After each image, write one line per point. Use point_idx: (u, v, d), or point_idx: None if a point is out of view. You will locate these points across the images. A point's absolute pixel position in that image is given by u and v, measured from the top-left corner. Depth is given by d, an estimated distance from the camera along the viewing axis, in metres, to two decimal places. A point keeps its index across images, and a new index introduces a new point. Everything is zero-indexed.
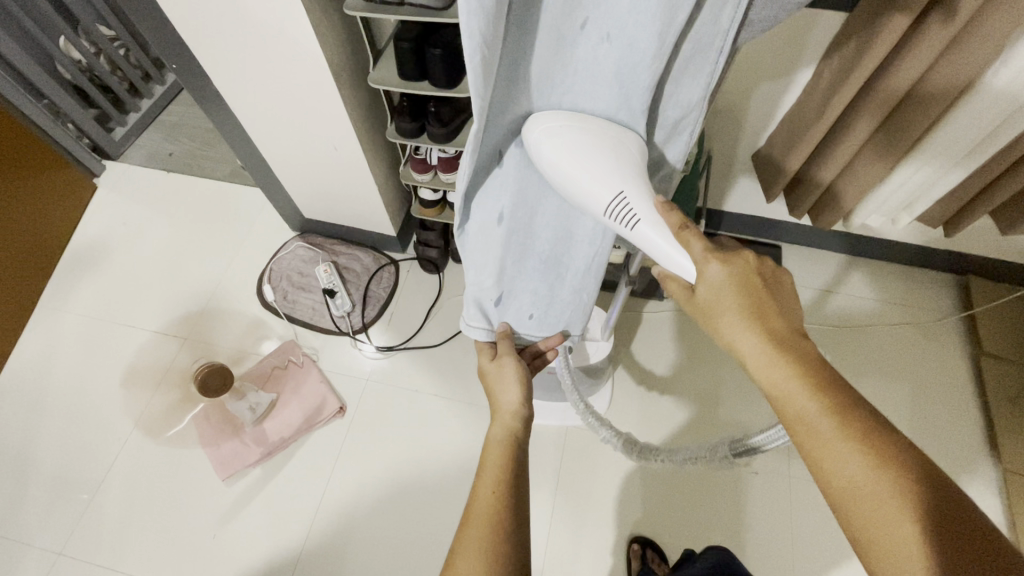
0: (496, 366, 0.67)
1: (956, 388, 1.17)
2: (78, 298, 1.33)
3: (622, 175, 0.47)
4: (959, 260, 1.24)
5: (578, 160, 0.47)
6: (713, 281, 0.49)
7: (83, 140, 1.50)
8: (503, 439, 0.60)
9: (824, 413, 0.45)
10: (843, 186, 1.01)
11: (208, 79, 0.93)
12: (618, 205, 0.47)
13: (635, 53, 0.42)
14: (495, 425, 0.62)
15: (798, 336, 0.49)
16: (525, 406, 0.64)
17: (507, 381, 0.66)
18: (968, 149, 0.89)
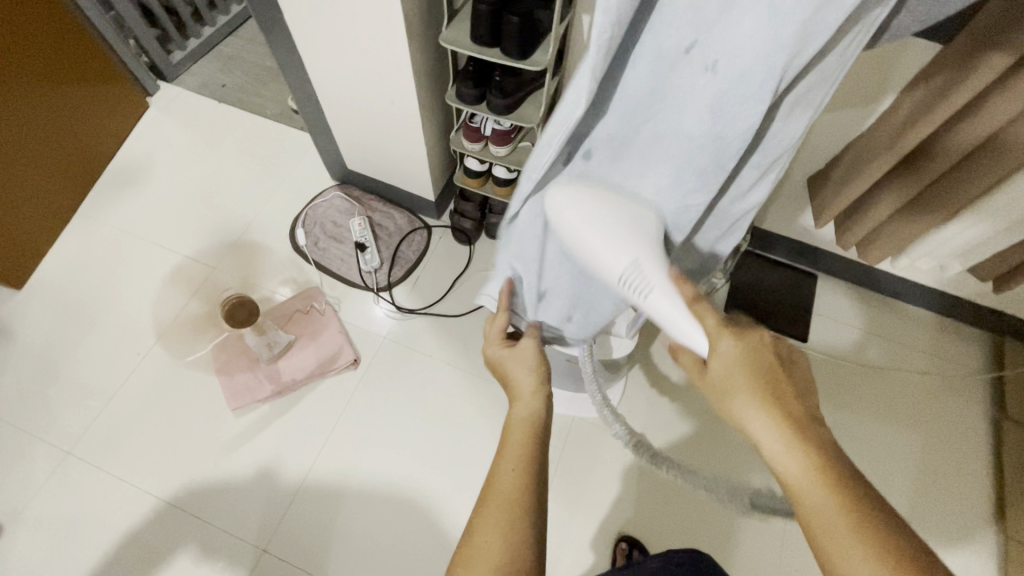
0: (512, 348, 0.67)
1: (971, 447, 1.15)
2: (116, 211, 1.35)
3: (637, 247, 0.48)
4: (998, 320, 1.21)
5: (590, 227, 0.48)
6: (725, 356, 0.51)
7: (141, 58, 1.51)
8: (528, 413, 0.60)
9: (841, 509, 0.43)
10: (897, 225, 0.98)
11: (280, 12, 0.92)
12: (633, 276, 0.49)
13: (746, 91, 0.39)
14: (517, 403, 0.62)
15: (813, 419, 0.48)
16: (545, 379, 0.63)
17: (525, 362, 0.65)
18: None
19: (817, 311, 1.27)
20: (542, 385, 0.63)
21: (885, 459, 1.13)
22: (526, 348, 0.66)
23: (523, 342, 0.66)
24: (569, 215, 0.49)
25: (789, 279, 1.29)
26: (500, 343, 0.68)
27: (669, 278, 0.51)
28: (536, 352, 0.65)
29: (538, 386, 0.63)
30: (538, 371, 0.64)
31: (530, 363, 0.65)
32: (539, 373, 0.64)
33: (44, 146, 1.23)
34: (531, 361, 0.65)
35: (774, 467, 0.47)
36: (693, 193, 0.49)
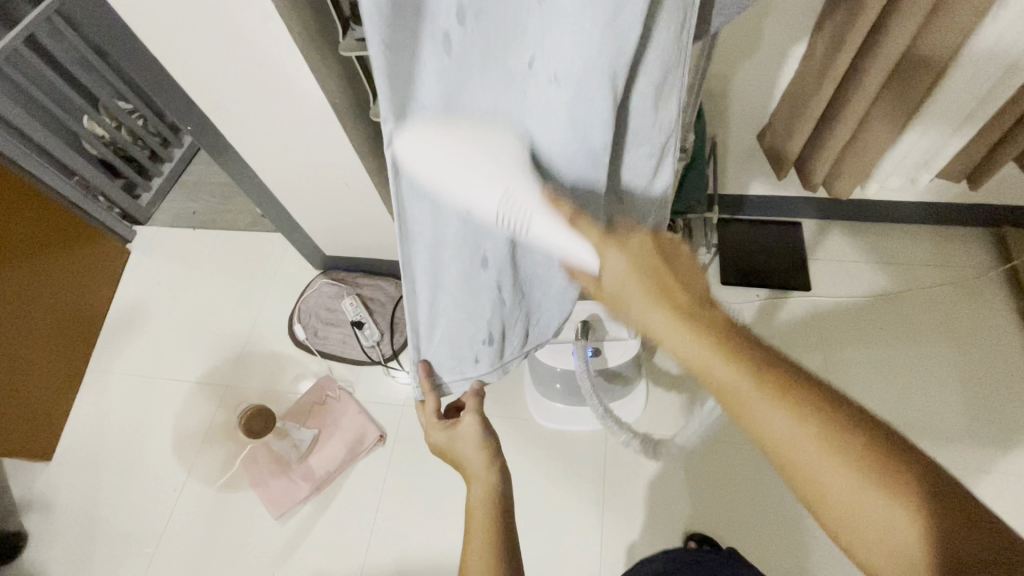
0: (457, 431, 0.68)
1: (1006, 343, 1.12)
2: (123, 359, 1.39)
3: (503, 177, 0.43)
4: (989, 212, 1.21)
5: (451, 167, 0.41)
6: (615, 267, 0.48)
7: (113, 210, 1.58)
8: (488, 494, 0.62)
9: (750, 382, 0.42)
10: (852, 156, 1.00)
11: (223, 136, 0.97)
12: (509, 207, 0.44)
13: (590, 97, 0.41)
14: (473, 485, 0.63)
15: (702, 304, 0.47)
16: (495, 454, 0.65)
17: (473, 441, 0.67)
18: (974, 106, 0.89)
19: (812, 257, 1.27)
20: (494, 460, 0.65)
21: (925, 380, 1.11)
22: (468, 427, 0.68)
23: (464, 423, 0.69)
24: (421, 161, 0.40)
25: (774, 234, 1.29)
26: (443, 429, 0.69)
27: (544, 198, 0.45)
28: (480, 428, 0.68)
29: (488, 463, 0.64)
30: (485, 448, 0.66)
31: (476, 443, 0.67)
32: (487, 449, 0.66)
33: (44, 319, 1.29)
34: (478, 441, 0.66)
35: (678, 354, 0.46)
36: (590, 197, 0.50)
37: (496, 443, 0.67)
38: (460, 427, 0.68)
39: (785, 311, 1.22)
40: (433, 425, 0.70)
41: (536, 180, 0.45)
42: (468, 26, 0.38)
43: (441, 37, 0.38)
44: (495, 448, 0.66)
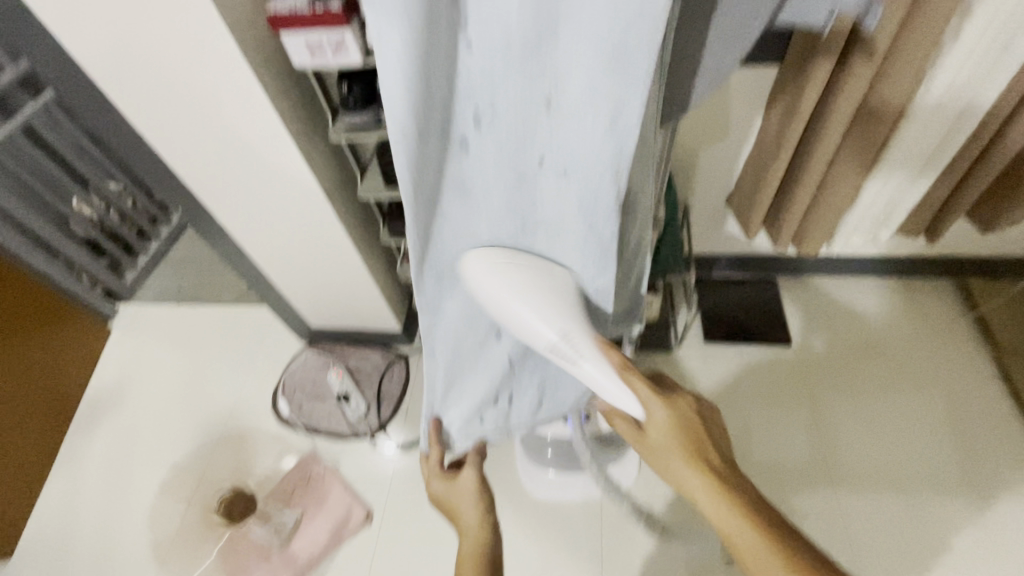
0: (452, 484, 0.74)
1: (987, 391, 1.15)
2: (96, 444, 1.34)
3: (563, 318, 0.55)
4: (951, 264, 1.27)
5: (507, 297, 0.55)
6: (659, 420, 0.58)
7: (96, 288, 1.58)
8: (477, 547, 0.69)
9: (768, 545, 0.49)
10: (816, 216, 1.06)
11: (213, 216, 1.00)
12: (564, 345, 0.55)
13: (594, 186, 0.50)
14: (464, 538, 0.70)
15: (732, 470, 0.57)
16: (484, 506, 0.73)
17: (467, 495, 0.73)
18: (931, 151, 0.95)
19: (792, 312, 1.30)
20: (483, 511, 0.72)
21: (913, 431, 1.12)
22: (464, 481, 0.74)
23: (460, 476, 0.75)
24: (489, 282, 0.55)
25: (751, 291, 1.33)
26: (438, 481, 0.75)
27: (597, 345, 0.57)
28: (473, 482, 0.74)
29: (479, 517, 0.72)
30: (476, 500, 0.73)
31: (469, 497, 0.73)
32: (477, 501, 0.73)
33: (14, 405, 1.24)
34: (470, 494, 0.73)
35: (703, 507, 0.55)
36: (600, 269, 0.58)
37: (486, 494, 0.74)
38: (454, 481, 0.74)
39: (772, 368, 1.23)
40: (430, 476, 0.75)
41: (589, 329, 0.57)
42: (483, 130, 0.49)
43: (460, 139, 0.50)
44: (486, 500, 0.73)
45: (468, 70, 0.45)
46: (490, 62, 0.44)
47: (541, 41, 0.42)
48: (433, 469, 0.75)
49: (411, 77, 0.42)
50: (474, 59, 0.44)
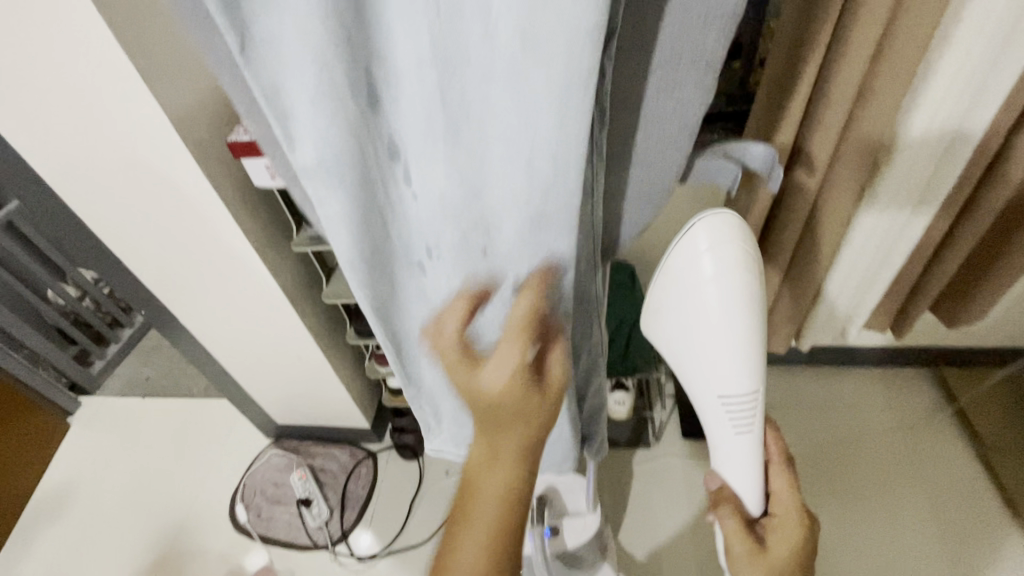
0: (478, 395, 0.41)
1: (975, 492, 1.13)
2: (39, 558, 1.25)
3: (755, 386, 0.50)
4: (925, 355, 1.28)
5: (722, 313, 0.45)
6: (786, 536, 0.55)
7: (61, 380, 1.52)
8: (490, 516, 0.42)
9: None
10: (783, 317, 1.04)
11: (177, 319, 0.98)
12: (742, 405, 0.50)
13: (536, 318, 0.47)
14: (479, 489, 0.43)
15: None
16: (522, 445, 0.42)
17: (493, 429, 0.42)
18: (921, 194, 0.86)
19: (771, 407, 1.28)
20: (514, 456, 0.42)
21: (902, 539, 1.09)
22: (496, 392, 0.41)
23: (492, 379, 0.41)
24: (704, 265, 0.44)
25: None
26: (465, 381, 0.42)
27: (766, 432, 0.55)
28: (519, 399, 0.41)
29: (510, 458, 0.42)
30: (511, 432, 0.42)
31: (499, 434, 0.42)
32: (515, 431, 0.42)
33: None
34: (500, 428, 0.42)
35: None
36: None
37: (534, 424, 0.42)
38: (484, 389, 0.41)
39: None
40: (464, 366, 0.42)
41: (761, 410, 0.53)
42: (433, 261, 0.48)
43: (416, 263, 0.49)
44: (526, 435, 0.42)
45: (411, 218, 0.46)
46: (430, 211, 0.44)
47: (470, 209, 0.42)
48: (494, 359, 0.41)
49: (354, 232, 0.44)
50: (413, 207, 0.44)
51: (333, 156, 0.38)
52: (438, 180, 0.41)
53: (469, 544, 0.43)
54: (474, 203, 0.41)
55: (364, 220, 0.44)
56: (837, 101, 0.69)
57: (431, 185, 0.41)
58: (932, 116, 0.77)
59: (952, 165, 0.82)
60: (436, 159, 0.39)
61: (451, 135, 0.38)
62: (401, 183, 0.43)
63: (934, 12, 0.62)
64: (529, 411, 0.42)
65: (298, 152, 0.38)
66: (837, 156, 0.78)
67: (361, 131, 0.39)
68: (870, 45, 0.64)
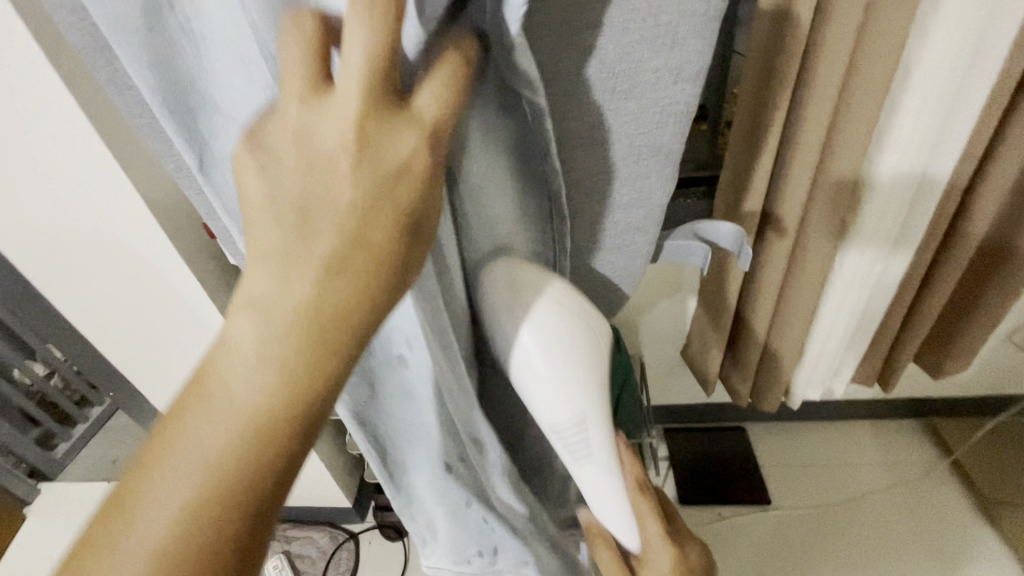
0: (331, 208, 0.29)
1: (982, 548, 1.10)
2: None
3: (588, 403, 0.42)
4: (914, 407, 1.27)
5: (544, 349, 0.40)
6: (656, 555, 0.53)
7: (20, 467, 1.43)
8: (257, 391, 0.28)
9: None
10: (770, 375, 1.04)
11: (147, 401, 0.94)
12: (574, 434, 0.43)
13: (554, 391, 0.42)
14: (241, 347, 0.29)
15: None
16: (351, 299, 0.29)
17: (316, 257, 0.29)
18: (894, 238, 0.86)
19: (766, 467, 1.25)
20: (338, 321, 0.29)
21: None
22: (366, 220, 0.29)
23: (355, 193, 0.29)
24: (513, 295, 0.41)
25: (722, 444, 1.28)
26: (317, 182, 0.29)
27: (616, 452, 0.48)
28: (384, 230, 0.29)
29: (313, 327, 0.29)
30: (345, 278, 0.29)
31: (321, 273, 0.29)
32: (356, 282, 0.29)
33: None
34: (329, 262, 0.29)
35: None
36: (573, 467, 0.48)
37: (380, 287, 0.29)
38: (344, 201, 0.29)
39: (757, 535, 1.16)
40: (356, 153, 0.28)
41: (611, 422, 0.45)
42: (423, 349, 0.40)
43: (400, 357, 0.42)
44: (362, 291, 0.29)
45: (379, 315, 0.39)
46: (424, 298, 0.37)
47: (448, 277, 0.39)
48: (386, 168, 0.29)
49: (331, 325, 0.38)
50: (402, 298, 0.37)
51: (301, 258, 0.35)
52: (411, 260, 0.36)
53: (172, 467, 0.29)
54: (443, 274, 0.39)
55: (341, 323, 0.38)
56: (801, 166, 0.73)
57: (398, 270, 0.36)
58: (901, 159, 0.76)
59: (918, 218, 0.83)
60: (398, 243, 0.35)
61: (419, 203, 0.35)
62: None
63: (884, 85, 0.66)
64: (371, 254, 0.29)
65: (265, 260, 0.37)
66: (807, 217, 0.81)
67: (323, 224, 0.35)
68: (827, 116, 0.68)
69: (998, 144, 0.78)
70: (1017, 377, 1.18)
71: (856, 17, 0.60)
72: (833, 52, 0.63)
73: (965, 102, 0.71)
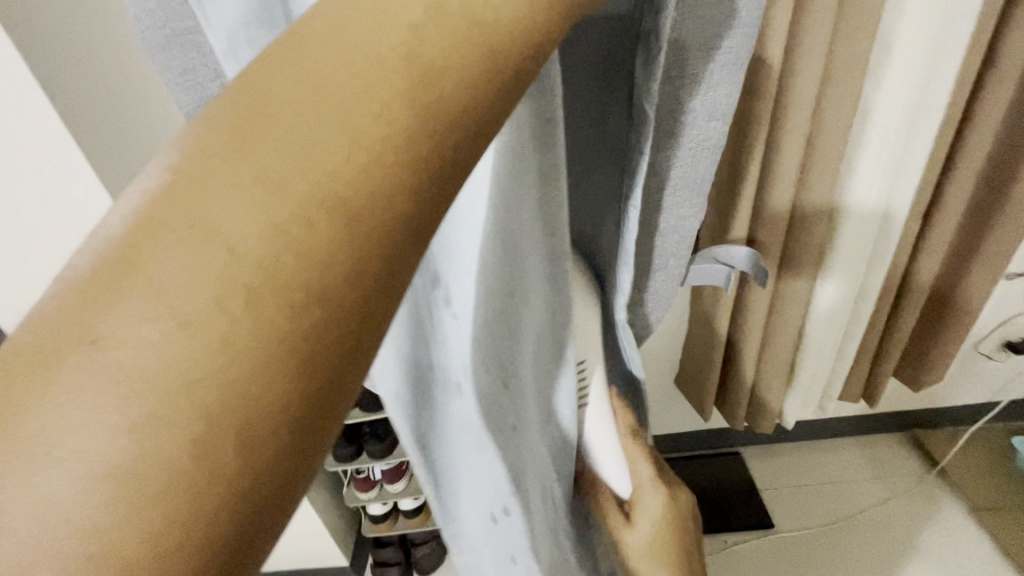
0: (378, 23, 0.16)
1: (981, 554, 1.11)
2: None
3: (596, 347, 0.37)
4: (897, 420, 1.31)
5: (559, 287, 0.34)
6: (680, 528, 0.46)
7: None
8: (218, 316, 0.13)
9: None
10: (764, 396, 1.07)
11: None
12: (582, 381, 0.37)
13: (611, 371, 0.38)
14: (215, 205, 0.14)
15: None
16: (404, 166, 0.16)
17: (349, 87, 0.15)
18: (867, 259, 0.91)
19: (765, 489, 1.26)
20: (382, 210, 0.15)
21: None
22: (445, 55, 0.16)
23: (433, 21, 0.17)
24: None
25: (720, 470, 1.29)
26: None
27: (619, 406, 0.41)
28: (472, 71, 0.17)
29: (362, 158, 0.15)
30: (394, 129, 0.15)
31: (363, 114, 0.15)
32: (415, 141, 0.16)
33: None
34: (381, 101, 0.15)
35: None
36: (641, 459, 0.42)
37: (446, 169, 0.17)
38: (405, 16, 0.16)
39: (763, 558, 1.15)
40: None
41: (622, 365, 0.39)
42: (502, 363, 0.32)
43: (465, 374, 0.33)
44: (421, 163, 0.16)
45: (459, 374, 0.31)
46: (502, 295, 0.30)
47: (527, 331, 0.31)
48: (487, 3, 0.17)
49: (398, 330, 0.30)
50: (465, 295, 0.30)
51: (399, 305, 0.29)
52: (496, 308, 0.29)
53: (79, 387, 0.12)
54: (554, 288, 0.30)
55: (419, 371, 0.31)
56: (778, 197, 0.79)
57: (479, 317, 0.28)
58: (870, 183, 0.82)
59: (886, 246, 0.90)
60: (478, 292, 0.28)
61: (511, 254, 0.27)
62: (442, 306, 0.29)
63: (846, 122, 0.73)
64: (447, 107, 0.16)
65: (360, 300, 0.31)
66: (787, 243, 0.86)
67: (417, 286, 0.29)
68: (800, 150, 0.74)
69: (948, 175, 0.87)
70: (986, 385, 1.25)
71: (818, 63, 0.67)
72: (800, 95, 0.69)
73: (918, 138, 0.79)
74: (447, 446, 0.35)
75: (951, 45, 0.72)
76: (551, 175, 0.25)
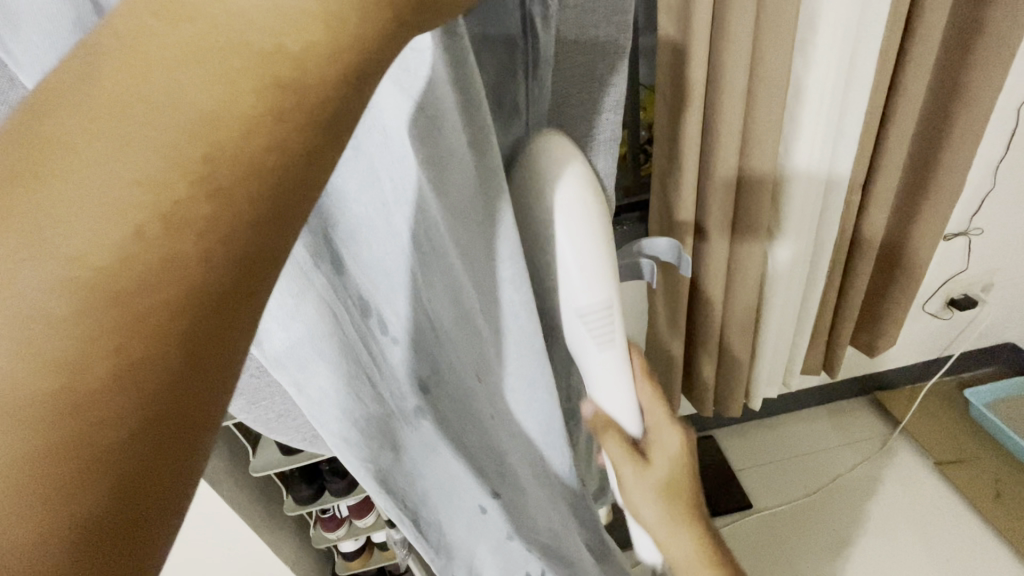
0: (134, 83, 0.14)
1: (947, 509, 1.16)
2: None
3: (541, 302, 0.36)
4: (860, 384, 1.35)
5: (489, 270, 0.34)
6: (671, 452, 0.44)
7: None
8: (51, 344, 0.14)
9: None
10: (729, 378, 1.06)
11: None
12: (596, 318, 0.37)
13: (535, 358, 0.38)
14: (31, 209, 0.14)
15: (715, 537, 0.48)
16: (209, 234, 0.15)
17: (108, 183, 0.14)
18: (815, 231, 0.92)
19: (741, 470, 1.27)
20: (183, 283, 0.15)
21: None
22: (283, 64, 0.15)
23: (196, 69, 0.15)
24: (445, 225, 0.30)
25: (697, 455, 1.29)
26: (122, 39, 0.15)
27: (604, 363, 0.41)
28: (303, 99, 0.16)
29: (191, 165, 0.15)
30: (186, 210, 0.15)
31: (133, 204, 0.14)
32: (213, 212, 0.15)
33: None
34: (157, 187, 0.14)
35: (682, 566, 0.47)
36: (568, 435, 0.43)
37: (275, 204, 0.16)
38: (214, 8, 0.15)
39: (743, 538, 1.16)
40: (154, 8, 0.15)
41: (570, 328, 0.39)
42: (424, 338, 0.34)
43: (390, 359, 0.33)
44: (229, 213, 0.15)
45: (405, 367, 0.34)
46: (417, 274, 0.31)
47: (449, 318, 0.34)
48: (254, 16, 0.15)
49: (326, 342, 0.28)
50: (379, 276, 0.30)
51: (304, 328, 0.27)
52: (432, 295, 0.32)
53: None
54: (457, 261, 0.31)
55: (358, 401, 0.31)
56: (721, 178, 0.78)
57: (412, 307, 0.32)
58: (810, 156, 0.81)
59: (831, 218, 0.90)
60: (406, 286, 0.31)
61: (428, 248, 0.30)
62: (378, 330, 0.32)
63: (779, 97, 0.72)
64: (234, 155, 0.15)
65: (267, 343, 0.27)
66: (735, 222, 0.86)
67: (329, 284, 0.29)
68: (738, 129, 0.73)
69: (883, 142, 0.87)
70: (936, 342, 1.29)
71: (748, 36, 0.66)
72: (733, 71, 0.68)
73: (850, 108, 0.79)
74: (410, 452, 0.37)
75: (876, 13, 0.71)
76: (464, 173, 0.29)
